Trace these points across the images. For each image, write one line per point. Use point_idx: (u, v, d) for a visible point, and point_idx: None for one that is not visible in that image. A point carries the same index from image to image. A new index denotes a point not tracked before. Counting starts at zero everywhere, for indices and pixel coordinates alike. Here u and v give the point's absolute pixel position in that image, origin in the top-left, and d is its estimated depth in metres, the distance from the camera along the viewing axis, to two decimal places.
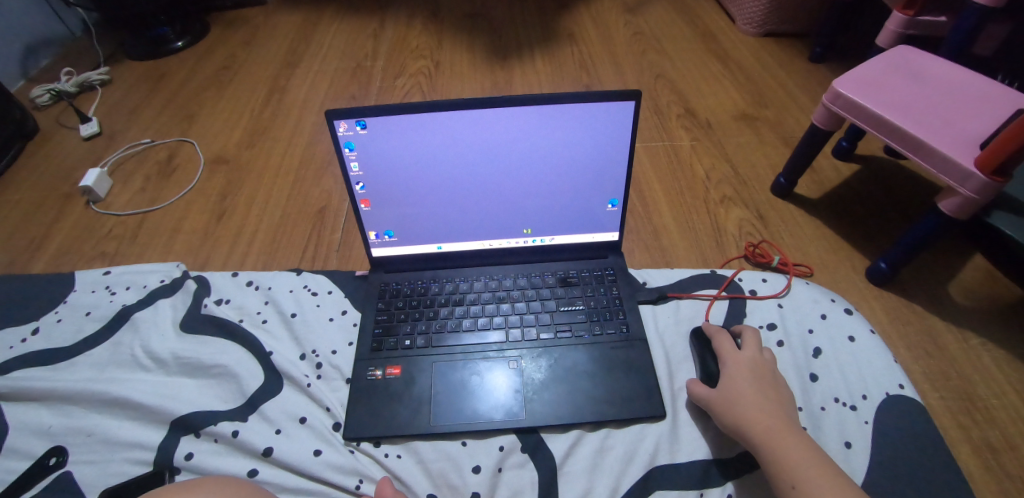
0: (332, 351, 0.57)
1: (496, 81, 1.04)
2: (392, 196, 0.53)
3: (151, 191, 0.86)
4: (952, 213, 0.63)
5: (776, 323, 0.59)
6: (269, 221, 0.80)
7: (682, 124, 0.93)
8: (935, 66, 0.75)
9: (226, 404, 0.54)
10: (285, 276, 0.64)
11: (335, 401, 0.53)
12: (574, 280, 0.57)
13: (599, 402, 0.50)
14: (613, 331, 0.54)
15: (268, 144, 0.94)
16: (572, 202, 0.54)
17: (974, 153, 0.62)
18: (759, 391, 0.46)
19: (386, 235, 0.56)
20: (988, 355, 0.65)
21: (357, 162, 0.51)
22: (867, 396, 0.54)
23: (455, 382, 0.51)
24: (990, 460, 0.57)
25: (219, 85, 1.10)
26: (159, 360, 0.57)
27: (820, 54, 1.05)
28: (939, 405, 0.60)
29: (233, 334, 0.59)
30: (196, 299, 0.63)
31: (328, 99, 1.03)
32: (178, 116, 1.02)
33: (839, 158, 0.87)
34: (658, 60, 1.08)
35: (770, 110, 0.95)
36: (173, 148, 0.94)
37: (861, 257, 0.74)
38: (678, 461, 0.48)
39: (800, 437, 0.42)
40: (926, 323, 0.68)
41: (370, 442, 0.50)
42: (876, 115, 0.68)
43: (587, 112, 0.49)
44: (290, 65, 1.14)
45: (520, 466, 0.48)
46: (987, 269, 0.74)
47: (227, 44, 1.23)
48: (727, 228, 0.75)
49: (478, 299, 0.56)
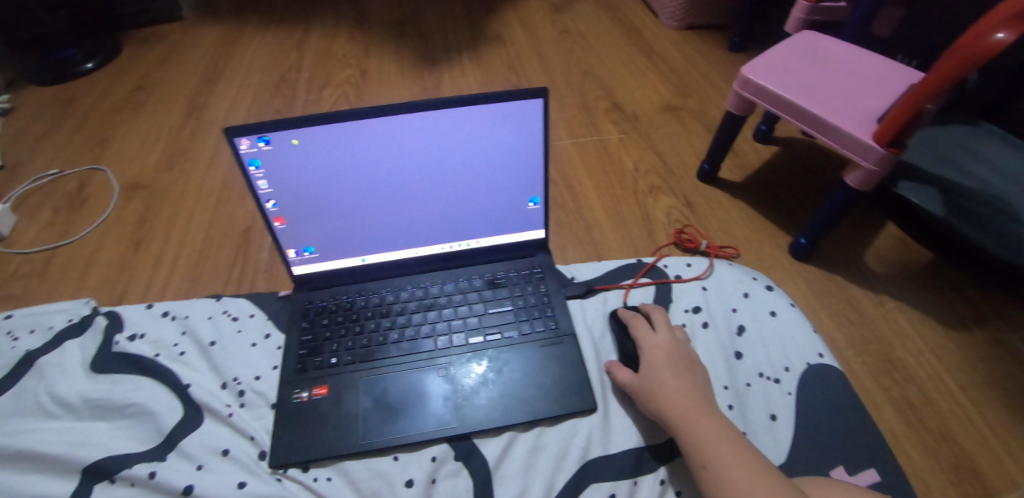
0: (255, 377, 0.55)
1: (426, 87, 1.03)
2: (307, 211, 0.51)
3: (61, 224, 0.81)
4: (859, 186, 0.66)
5: (701, 306, 0.60)
6: (190, 246, 0.76)
7: (611, 119, 0.94)
8: (835, 48, 0.79)
9: (143, 444, 0.51)
10: (203, 304, 0.61)
11: (259, 429, 0.51)
12: (501, 281, 0.57)
13: (531, 401, 0.50)
14: (543, 328, 0.54)
15: (189, 165, 0.90)
16: (493, 204, 0.54)
17: (873, 128, 0.65)
18: (677, 375, 0.47)
19: (306, 251, 0.54)
20: (904, 317, 0.69)
21: (265, 180, 0.49)
22: (789, 368, 0.56)
23: (385, 396, 0.50)
24: (911, 416, 0.60)
25: (133, 106, 1.04)
26: (67, 405, 0.53)
27: (738, 44, 1.09)
28: (862, 368, 0.64)
29: (148, 370, 0.55)
30: (107, 336, 0.59)
31: (251, 114, 0.99)
32: (89, 143, 0.96)
33: (760, 141, 0.91)
34: (586, 57, 1.10)
35: (693, 100, 0.98)
36: (85, 178, 0.89)
37: (783, 235, 0.77)
38: (612, 452, 0.48)
39: (714, 415, 0.43)
40: (846, 293, 0.71)
41: (298, 468, 0.48)
42: (783, 97, 0.71)
43: (497, 113, 0.48)
44: (209, 81, 1.09)
45: (454, 475, 0.48)
46: (899, 236, 0.78)
47: (141, 63, 1.16)
48: (657, 216, 0.77)
49: (405, 309, 0.55)
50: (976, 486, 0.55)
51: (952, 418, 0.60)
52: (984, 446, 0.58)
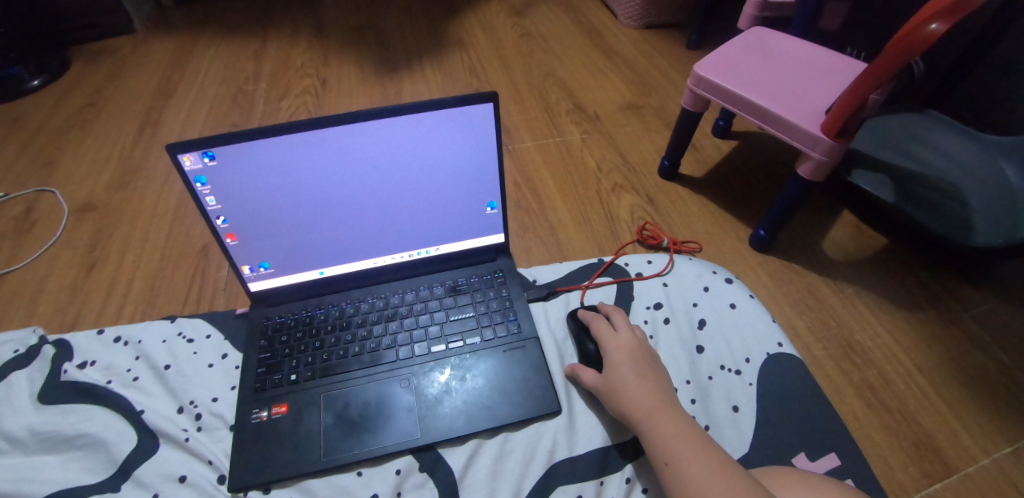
0: (212, 399, 0.53)
1: (387, 94, 1.02)
2: (259, 226, 0.50)
3: (7, 250, 0.77)
4: (810, 177, 0.68)
5: (662, 302, 0.61)
6: (146, 267, 0.74)
7: (573, 120, 0.95)
8: (784, 43, 0.81)
9: (96, 476, 0.49)
10: (157, 326, 0.59)
11: (218, 452, 0.50)
12: (463, 288, 0.57)
13: (495, 407, 0.50)
14: (506, 333, 0.54)
15: (144, 182, 0.87)
16: (450, 211, 0.54)
17: (821, 120, 0.67)
18: (639, 373, 0.47)
19: (261, 267, 0.53)
20: (862, 302, 0.71)
21: (214, 196, 0.48)
22: (750, 359, 0.57)
23: (347, 411, 0.49)
24: (871, 398, 0.62)
25: (83, 124, 1.00)
26: (13, 440, 0.51)
27: (695, 42, 1.11)
28: (823, 354, 0.65)
29: (100, 398, 0.53)
30: (55, 365, 0.56)
31: (207, 128, 0.97)
32: (37, 164, 0.92)
33: (719, 136, 0.93)
34: (547, 59, 1.10)
35: (653, 98, 1.00)
36: (32, 200, 0.85)
37: (744, 227, 0.79)
38: (578, 453, 0.49)
39: (675, 411, 0.44)
40: (806, 281, 0.73)
41: (259, 490, 0.47)
42: (735, 93, 0.72)
43: (448, 119, 0.48)
44: (163, 96, 1.06)
45: (419, 487, 0.47)
46: (854, 224, 0.80)
47: (91, 79, 1.12)
48: (621, 215, 0.77)
49: (366, 321, 0.54)
50: (934, 462, 0.57)
51: (910, 398, 0.62)
52: (941, 422, 0.60)
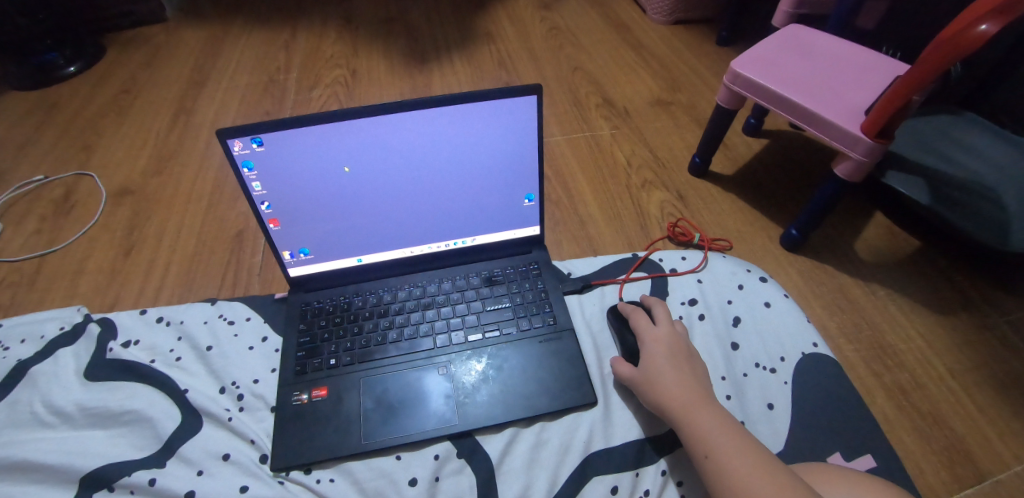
0: (254, 380, 0.55)
1: (416, 86, 1.02)
2: (302, 212, 0.51)
3: (49, 232, 0.79)
4: (847, 177, 0.67)
5: (697, 298, 0.61)
6: (183, 251, 0.75)
7: (602, 114, 0.95)
8: (822, 40, 0.80)
9: (141, 452, 0.50)
10: (198, 308, 0.61)
11: (260, 432, 0.51)
12: (499, 279, 0.57)
13: (531, 397, 0.51)
14: (541, 324, 0.55)
15: (178, 169, 0.89)
16: (489, 202, 0.54)
17: (861, 119, 0.66)
18: (676, 366, 0.47)
19: (302, 253, 0.54)
20: (894, 304, 0.70)
21: (259, 181, 0.48)
22: (785, 358, 0.57)
23: (386, 396, 0.51)
24: (902, 400, 0.61)
25: (119, 110, 1.02)
26: (63, 414, 0.52)
27: (726, 38, 1.10)
28: (855, 356, 0.65)
29: (145, 376, 0.55)
30: (100, 343, 0.58)
31: (239, 117, 0.98)
32: (75, 148, 0.94)
33: (749, 134, 0.92)
34: (576, 53, 1.10)
35: (683, 94, 0.99)
36: (71, 184, 0.87)
37: (775, 226, 0.78)
38: (613, 444, 0.49)
39: (714, 405, 0.44)
40: (837, 282, 0.72)
41: (301, 470, 0.48)
42: (771, 90, 0.71)
43: (491, 110, 0.48)
44: (196, 84, 1.08)
45: (457, 473, 0.48)
46: (887, 225, 0.79)
47: (126, 66, 1.14)
48: (650, 211, 0.77)
49: (403, 308, 0.55)
50: (966, 466, 0.56)
51: (942, 402, 0.61)
52: (973, 427, 0.59)
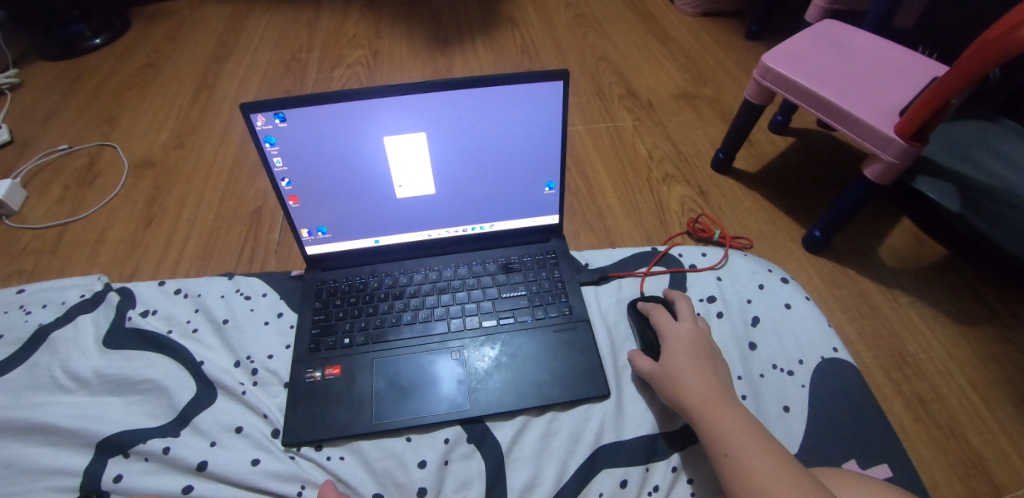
0: (268, 356, 0.55)
1: (437, 70, 1.01)
2: (321, 191, 0.51)
3: (71, 200, 0.80)
4: (877, 179, 0.65)
5: (715, 296, 0.60)
6: (201, 225, 0.76)
7: (625, 106, 0.93)
8: (857, 38, 0.78)
9: (156, 420, 0.51)
10: (215, 281, 0.61)
11: (273, 407, 0.52)
12: (515, 266, 0.57)
13: (543, 387, 0.50)
14: (557, 314, 0.54)
15: (198, 143, 0.89)
16: (509, 189, 0.54)
17: (894, 120, 0.64)
18: (697, 364, 0.47)
19: (319, 232, 0.54)
20: (917, 312, 0.68)
21: (281, 157, 0.48)
22: (803, 361, 0.56)
23: (398, 378, 0.51)
24: (919, 410, 0.60)
25: (143, 84, 1.03)
26: (81, 380, 0.53)
27: (756, 32, 1.07)
28: (873, 363, 0.63)
29: (162, 347, 0.55)
30: (119, 311, 0.59)
31: (260, 94, 0.98)
32: (99, 119, 0.94)
33: (775, 132, 0.90)
34: (600, 43, 1.08)
35: (708, 88, 0.97)
36: (95, 154, 0.88)
37: (797, 227, 0.76)
38: (624, 438, 0.49)
39: (734, 404, 0.43)
40: (859, 286, 0.71)
41: (312, 447, 0.49)
42: (802, 86, 0.69)
43: (515, 95, 0.47)
44: (218, 60, 1.08)
45: (466, 458, 0.48)
46: (915, 231, 0.77)
47: (151, 40, 1.15)
48: (671, 206, 0.76)
49: (419, 291, 0.55)
50: (982, 481, 0.55)
51: (961, 414, 0.59)
52: (991, 442, 0.58)
